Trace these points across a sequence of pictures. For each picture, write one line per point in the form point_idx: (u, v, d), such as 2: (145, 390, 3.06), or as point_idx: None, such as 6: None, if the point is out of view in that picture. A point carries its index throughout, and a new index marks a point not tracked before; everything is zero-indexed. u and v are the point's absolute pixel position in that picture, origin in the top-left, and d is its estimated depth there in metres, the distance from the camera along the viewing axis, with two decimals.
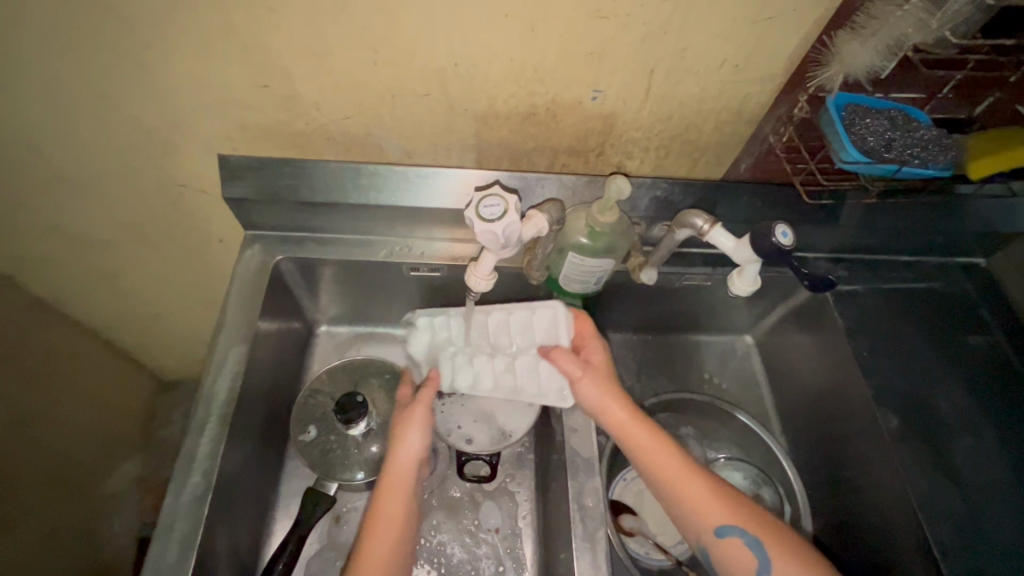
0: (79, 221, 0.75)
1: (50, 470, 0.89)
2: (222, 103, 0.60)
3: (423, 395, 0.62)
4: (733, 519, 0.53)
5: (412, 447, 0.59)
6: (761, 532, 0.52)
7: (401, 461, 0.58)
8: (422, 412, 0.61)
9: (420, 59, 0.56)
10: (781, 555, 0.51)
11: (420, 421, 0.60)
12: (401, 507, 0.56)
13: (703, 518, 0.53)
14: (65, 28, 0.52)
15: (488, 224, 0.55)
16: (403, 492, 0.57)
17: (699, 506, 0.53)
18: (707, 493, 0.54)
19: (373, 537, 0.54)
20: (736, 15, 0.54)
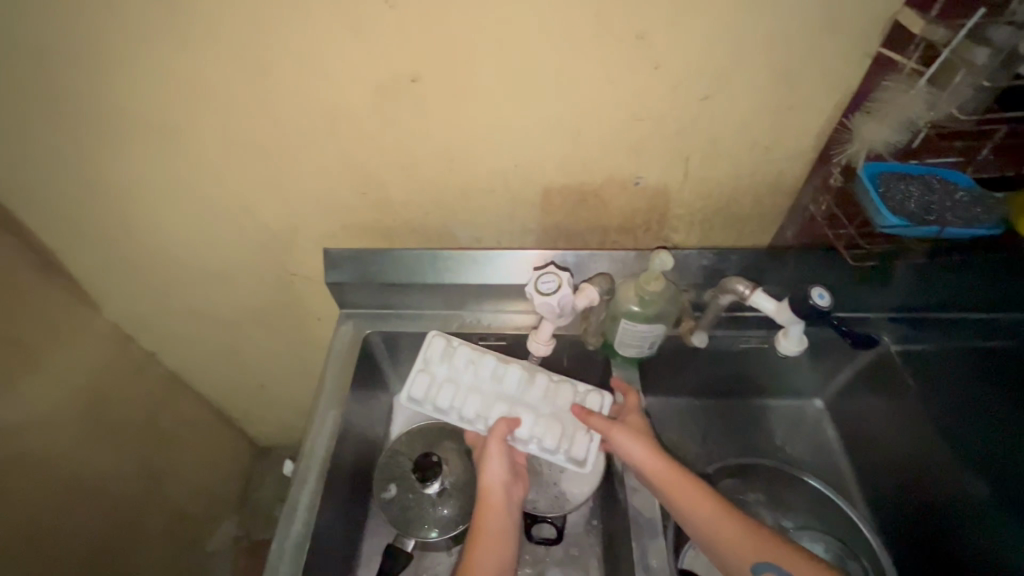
0: (211, 306, 0.91)
1: (167, 525, 1.01)
2: (330, 209, 0.74)
3: (498, 429, 0.68)
4: (766, 555, 0.58)
5: (495, 474, 0.66)
6: (793, 564, 0.57)
7: (490, 486, 0.65)
8: (499, 444, 0.67)
9: (486, 163, 0.68)
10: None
11: (497, 453, 0.67)
12: (500, 524, 0.63)
13: (738, 557, 0.58)
14: (223, 162, 0.68)
15: (544, 297, 0.63)
16: (500, 512, 0.64)
17: (732, 543, 0.59)
18: (743, 535, 0.59)
19: (478, 553, 0.61)
20: (758, 108, 0.62)
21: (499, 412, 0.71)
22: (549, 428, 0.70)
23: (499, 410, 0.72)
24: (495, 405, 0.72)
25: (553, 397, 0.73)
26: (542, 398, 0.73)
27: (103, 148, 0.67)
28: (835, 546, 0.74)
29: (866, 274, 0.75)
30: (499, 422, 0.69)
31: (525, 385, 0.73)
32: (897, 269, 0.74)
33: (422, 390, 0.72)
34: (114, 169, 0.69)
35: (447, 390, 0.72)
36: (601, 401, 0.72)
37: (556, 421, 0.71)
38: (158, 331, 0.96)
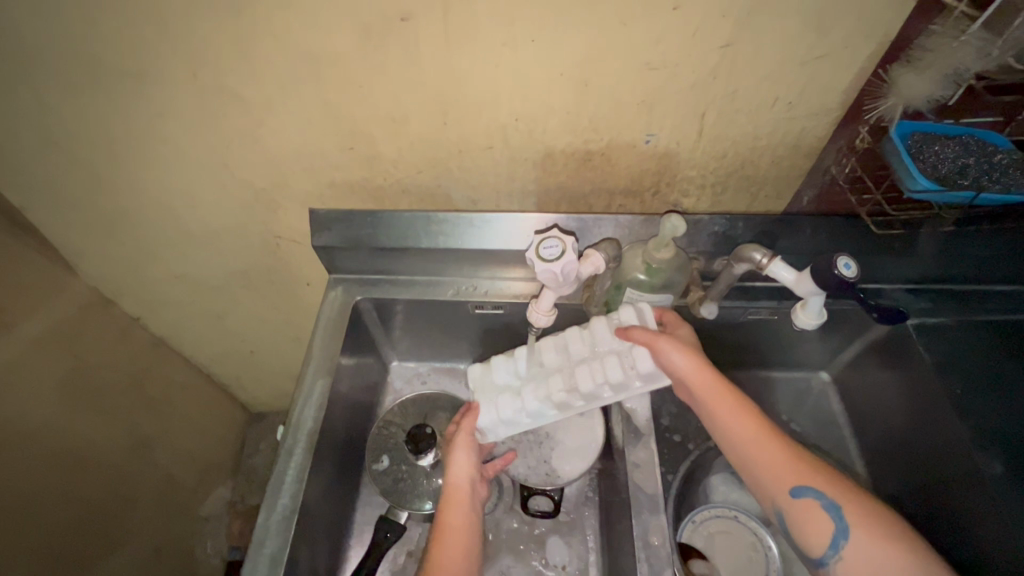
0: (194, 270, 0.87)
1: (158, 490, 0.99)
2: (315, 166, 0.69)
3: (466, 422, 0.66)
4: (809, 482, 0.53)
5: (463, 464, 0.64)
6: (839, 495, 0.52)
7: (455, 477, 0.63)
8: (467, 436, 0.65)
9: (484, 118, 0.63)
10: (860, 521, 0.51)
11: (465, 443, 0.65)
12: (464, 517, 0.60)
13: (780, 479, 0.54)
14: (196, 112, 0.63)
15: (547, 264, 0.58)
16: (466, 507, 0.61)
17: (775, 465, 0.54)
18: (788, 460, 0.54)
19: (444, 544, 0.57)
20: (785, 57, 0.56)
21: (557, 388, 0.64)
22: (609, 365, 0.62)
23: (556, 385, 0.64)
24: (552, 381, 0.64)
25: (594, 337, 0.65)
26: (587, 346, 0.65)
27: (62, 95, 0.61)
28: None
29: (888, 243, 0.71)
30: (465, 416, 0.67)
31: (567, 346, 0.66)
32: (919, 238, 0.71)
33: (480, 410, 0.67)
34: (76, 118, 0.63)
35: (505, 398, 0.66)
36: (637, 310, 0.64)
37: (614, 357, 0.62)
38: (138, 295, 0.91)
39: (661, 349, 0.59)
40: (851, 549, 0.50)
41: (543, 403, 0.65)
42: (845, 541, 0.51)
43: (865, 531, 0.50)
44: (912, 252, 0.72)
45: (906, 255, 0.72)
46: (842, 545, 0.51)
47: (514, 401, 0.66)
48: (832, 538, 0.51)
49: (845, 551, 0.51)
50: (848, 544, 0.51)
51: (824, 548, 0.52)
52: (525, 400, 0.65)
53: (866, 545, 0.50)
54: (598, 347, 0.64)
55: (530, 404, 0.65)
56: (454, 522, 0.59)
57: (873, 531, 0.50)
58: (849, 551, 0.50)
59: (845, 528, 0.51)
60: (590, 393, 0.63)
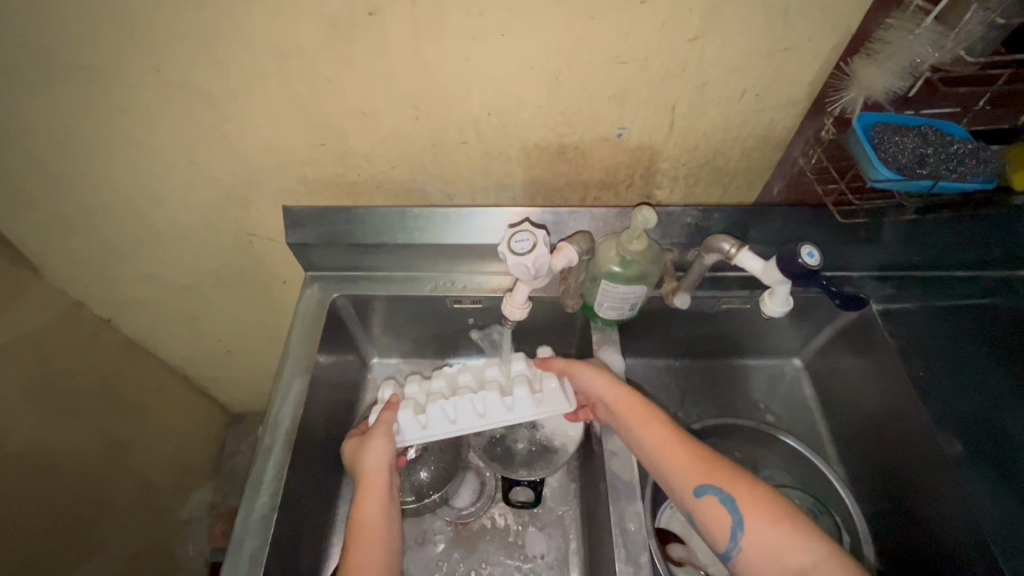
0: (165, 270, 0.85)
1: (135, 494, 0.97)
2: (287, 162, 0.68)
3: (384, 416, 0.64)
4: (708, 479, 0.53)
5: (381, 456, 0.60)
6: (735, 489, 0.52)
7: (373, 470, 0.59)
8: (387, 427, 0.63)
9: (457, 111, 0.63)
10: (754, 511, 0.51)
11: (385, 433, 0.62)
12: (384, 511, 0.57)
13: (682, 479, 0.54)
14: (161, 109, 0.61)
15: (518, 257, 0.59)
16: (381, 497, 0.58)
17: (678, 468, 0.55)
18: (689, 459, 0.55)
19: (360, 541, 0.54)
20: (750, 50, 0.57)
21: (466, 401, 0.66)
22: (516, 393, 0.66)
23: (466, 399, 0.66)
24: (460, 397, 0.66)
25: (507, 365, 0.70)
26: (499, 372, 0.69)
27: (20, 92, 0.59)
28: (809, 502, 0.73)
29: (855, 232, 0.73)
30: (386, 411, 0.64)
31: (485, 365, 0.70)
32: (884, 227, 0.73)
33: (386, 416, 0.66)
34: (35, 115, 0.61)
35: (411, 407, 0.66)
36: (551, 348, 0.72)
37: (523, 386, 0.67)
38: (109, 296, 0.90)
39: (573, 371, 0.66)
40: (748, 540, 0.50)
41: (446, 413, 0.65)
42: (743, 533, 0.50)
43: (759, 521, 0.50)
44: (877, 241, 0.74)
45: (872, 244, 0.74)
46: (741, 537, 0.50)
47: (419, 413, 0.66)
48: (732, 532, 0.51)
49: (744, 542, 0.50)
50: (746, 535, 0.50)
51: (726, 544, 0.51)
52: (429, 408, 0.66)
53: (763, 535, 0.50)
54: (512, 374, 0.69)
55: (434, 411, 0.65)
56: (370, 515, 0.56)
57: (766, 518, 0.50)
58: (748, 543, 0.50)
59: (741, 520, 0.51)
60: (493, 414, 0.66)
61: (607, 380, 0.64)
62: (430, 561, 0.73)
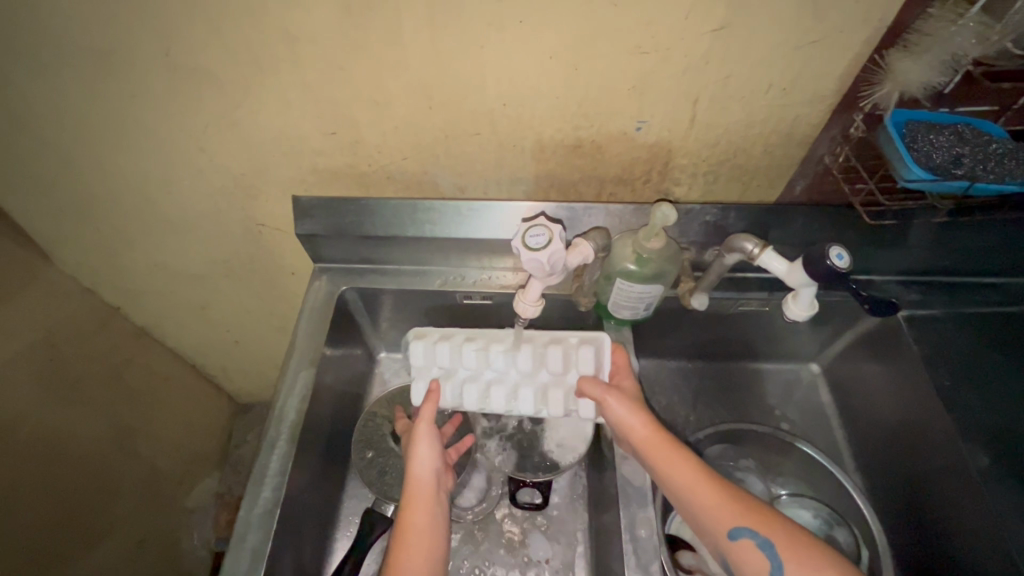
0: (174, 258, 0.84)
1: (141, 482, 0.97)
2: (297, 151, 0.67)
3: (425, 412, 0.62)
4: (744, 521, 0.51)
5: (427, 460, 0.60)
6: (772, 532, 0.50)
7: (418, 476, 0.59)
8: (427, 426, 0.62)
9: (471, 102, 0.61)
10: (795, 558, 0.48)
11: (428, 436, 0.61)
12: (431, 516, 0.56)
13: (714, 521, 0.52)
14: (170, 94, 0.60)
15: (532, 253, 0.57)
16: (426, 503, 0.57)
17: (710, 510, 0.52)
18: (723, 500, 0.53)
19: (407, 545, 0.54)
20: (778, 41, 0.55)
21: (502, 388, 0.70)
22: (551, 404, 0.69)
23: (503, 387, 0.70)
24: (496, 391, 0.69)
25: (544, 360, 0.69)
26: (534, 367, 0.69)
27: (29, 76, 0.58)
28: (824, 512, 0.72)
29: (881, 235, 0.71)
30: (425, 404, 0.63)
31: (527, 359, 0.69)
32: (911, 229, 0.70)
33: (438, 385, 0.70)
34: (43, 98, 0.61)
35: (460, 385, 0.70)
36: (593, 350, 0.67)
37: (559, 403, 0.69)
38: (118, 284, 0.89)
39: (606, 402, 0.62)
40: None
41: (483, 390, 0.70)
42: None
43: (800, 565, 0.48)
44: (904, 244, 0.71)
45: (898, 247, 0.71)
46: None
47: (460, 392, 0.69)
48: None
49: None
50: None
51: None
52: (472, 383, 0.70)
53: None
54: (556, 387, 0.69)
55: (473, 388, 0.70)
56: (417, 523, 0.55)
57: (808, 564, 0.48)
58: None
59: (780, 566, 0.49)
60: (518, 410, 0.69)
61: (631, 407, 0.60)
62: None
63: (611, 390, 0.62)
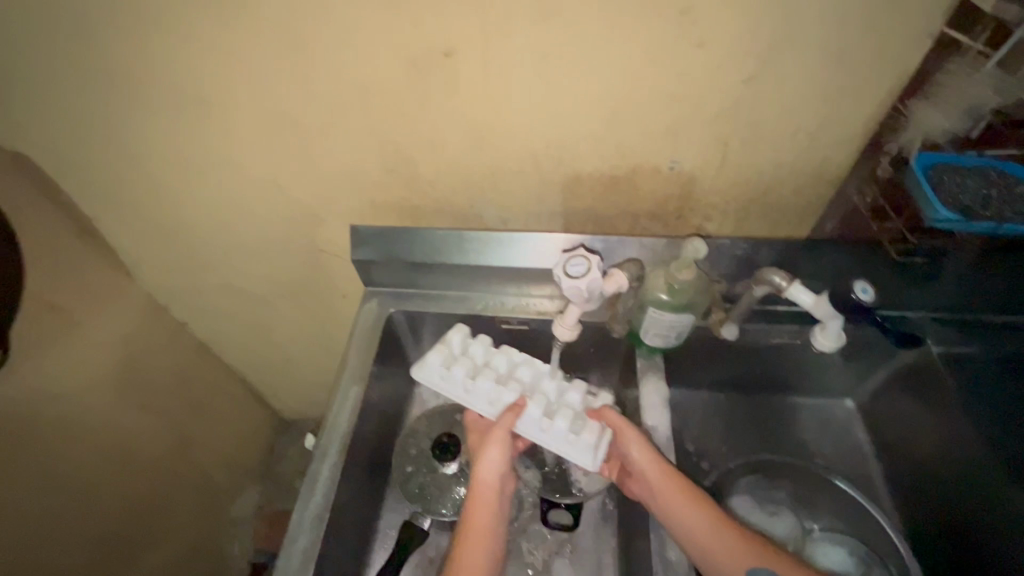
0: (239, 279, 0.92)
1: (196, 489, 1.03)
2: (360, 185, 0.74)
3: (505, 419, 0.65)
4: (763, 564, 0.58)
5: (495, 466, 0.63)
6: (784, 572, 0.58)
7: (485, 480, 0.62)
8: (503, 434, 0.64)
9: (518, 143, 0.67)
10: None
11: (501, 443, 0.64)
12: (491, 521, 0.61)
13: (734, 563, 0.58)
14: (254, 135, 0.68)
15: (573, 280, 0.61)
16: (490, 508, 0.61)
17: (730, 553, 0.58)
18: (742, 542, 0.59)
19: (469, 547, 0.59)
20: (805, 90, 0.59)
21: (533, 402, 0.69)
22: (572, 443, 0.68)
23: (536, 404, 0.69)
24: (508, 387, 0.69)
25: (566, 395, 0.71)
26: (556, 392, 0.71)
27: (139, 119, 0.68)
28: (861, 550, 0.71)
29: (913, 271, 0.72)
30: (506, 412, 0.66)
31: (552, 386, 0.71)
32: (945, 267, 0.71)
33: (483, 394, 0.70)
34: (148, 138, 0.70)
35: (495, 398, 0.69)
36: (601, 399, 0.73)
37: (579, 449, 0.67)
38: (188, 302, 0.98)
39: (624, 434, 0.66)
40: None
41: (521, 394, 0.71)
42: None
43: None
44: (937, 280, 0.72)
45: (931, 283, 0.72)
46: None
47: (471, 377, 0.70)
48: None
49: None
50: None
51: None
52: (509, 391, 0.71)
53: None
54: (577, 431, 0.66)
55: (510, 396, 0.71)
56: (480, 526, 0.60)
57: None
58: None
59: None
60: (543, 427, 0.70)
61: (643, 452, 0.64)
62: None
63: (630, 426, 0.66)
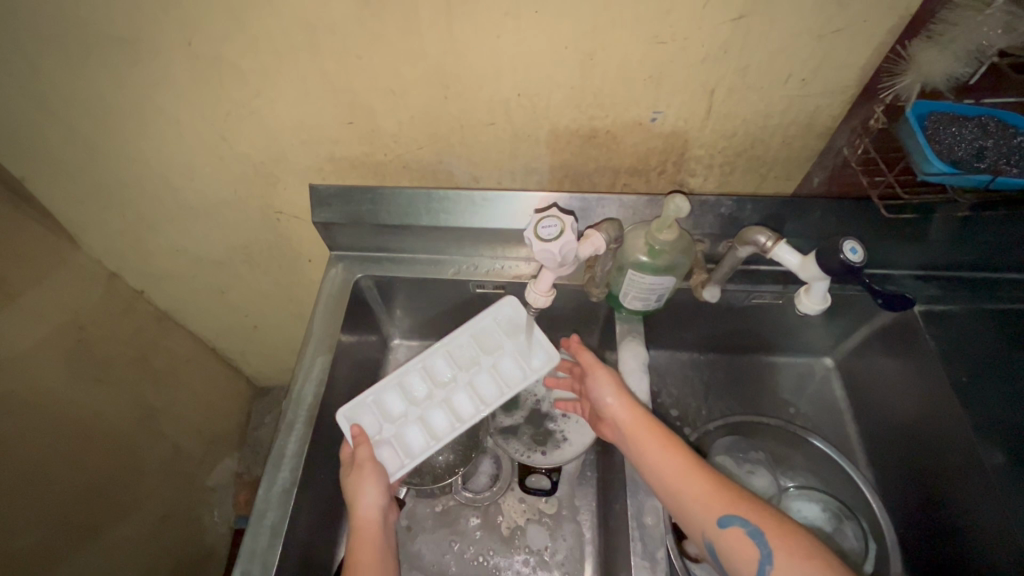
0: (194, 245, 0.87)
1: (165, 459, 1.00)
2: (315, 140, 0.68)
3: (362, 452, 0.63)
4: (731, 509, 0.52)
5: (374, 500, 0.60)
6: (761, 520, 0.50)
7: (365, 513, 0.59)
8: (372, 467, 0.62)
9: (487, 91, 0.61)
10: (783, 545, 0.48)
11: (373, 475, 0.61)
12: (377, 553, 0.57)
13: (703, 509, 0.52)
14: (190, 83, 0.61)
15: (545, 243, 0.57)
16: (374, 542, 0.58)
17: (699, 499, 0.53)
18: (712, 489, 0.53)
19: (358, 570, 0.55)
20: (800, 30, 0.54)
21: (483, 376, 0.71)
22: (395, 418, 0.69)
23: (482, 379, 0.71)
24: (464, 395, 0.70)
25: (393, 418, 0.69)
26: (415, 413, 0.69)
27: (58, 66, 0.60)
28: (832, 504, 0.72)
29: (902, 230, 0.70)
30: (364, 446, 0.63)
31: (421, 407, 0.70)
32: (933, 223, 0.69)
33: (522, 357, 0.71)
34: (69, 86, 0.62)
35: (517, 376, 0.70)
36: (370, 413, 0.68)
37: (402, 437, 0.68)
38: (141, 268, 0.92)
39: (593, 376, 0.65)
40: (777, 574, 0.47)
41: (469, 348, 0.72)
42: (771, 568, 0.48)
43: (789, 554, 0.47)
44: (924, 238, 0.70)
45: (918, 241, 0.70)
46: (769, 572, 0.48)
47: (496, 374, 0.71)
48: (759, 566, 0.48)
49: None
50: (774, 570, 0.48)
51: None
52: (494, 362, 0.72)
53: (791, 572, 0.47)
54: (444, 427, 0.68)
55: (501, 359, 0.72)
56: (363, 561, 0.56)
57: (797, 554, 0.47)
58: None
59: (769, 554, 0.48)
60: (402, 376, 0.70)
61: (616, 395, 0.63)
62: (440, 539, 0.74)
63: (604, 366, 0.65)
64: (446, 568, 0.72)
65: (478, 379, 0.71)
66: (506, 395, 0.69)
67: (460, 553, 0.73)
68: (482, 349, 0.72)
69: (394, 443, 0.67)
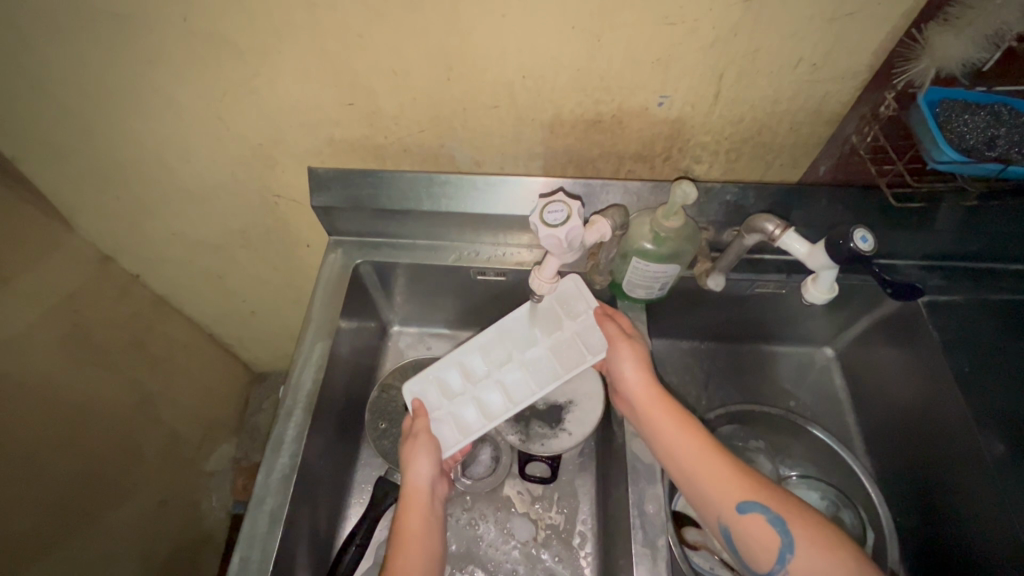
0: (191, 229, 0.85)
1: (163, 444, 1.00)
2: (315, 122, 0.66)
3: (420, 424, 0.64)
4: (753, 496, 0.52)
5: (427, 466, 0.60)
6: (782, 508, 0.51)
7: (416, 480, 0.59)
8: (427, 437, 0.63)
9: (491, 74, 0.60)
10: (805, 534, 0.49)
11: (427, 446, 0.62)
12: (426, 520, 0.57)
13: (724, 495, 0.52)
14: (185, 62, 0.59)
15: (550, 229, 0.56)
16: (424, 510, 0.58)
17: (722, 485, 0.53)
18: (734, 474, 0.53)
19: (407, 544, 0.54)
20: (812, 13, 0.53)
21: (540, 356, 0.69)
22: (454, 394, 0.69)
23: (539, 359, 0.69)
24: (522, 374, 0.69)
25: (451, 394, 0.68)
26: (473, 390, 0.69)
27: (47, 40, 0.58)
28: (831, 494, 0.72)
29: (909, 219, 0.69)
30: (420, 418, 0.65)
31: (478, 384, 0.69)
32: (940, 212, 0.68)
33: (582, 338, 0.68)
34: (59, 64, 0.60)
35: (575, 356, 0.68)
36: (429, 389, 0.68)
37: (458, 414, 0.67)
38: (136, 252, 0.91)
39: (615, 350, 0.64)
40: (797, 563, 0.48)
41: (527, 326, 0.70)
42: (791, 556, 0.49)
43: (810, 545, 0.49)
44: (931, 228, 0.69)
45: (925, 230, 0.70)
46: (789, 560, 0.49)
47: (553, 353, 0.69)
48: (779, 553, 0.49)
49: (791, 565, 0.49)
50: (795, 558, 0.49)
51: (771, 564, 0.50)
52: (553, 341, 0.69)
53: (814, 560, 0.48)
54: (499, 407, 0.67)
55: (559, 338, 0.69)
56: (413, 528, 0.56)
57: (818, 545, 0.49)
58: (795, 566, 0.49)
59: (790, 543, 0.49)
60: (462, 352, 0.70)
61: (637, 369, 0.62)
62: None
63: (629, 339, 0.64)
64: (445, 551, 0.72)
65: (535, 359, 0.69)
66: (562, 378, 0.67)
67: (459, 536, 0.73)
68: (540, 328, 0.70)
69: (452, 421, 0.67)
